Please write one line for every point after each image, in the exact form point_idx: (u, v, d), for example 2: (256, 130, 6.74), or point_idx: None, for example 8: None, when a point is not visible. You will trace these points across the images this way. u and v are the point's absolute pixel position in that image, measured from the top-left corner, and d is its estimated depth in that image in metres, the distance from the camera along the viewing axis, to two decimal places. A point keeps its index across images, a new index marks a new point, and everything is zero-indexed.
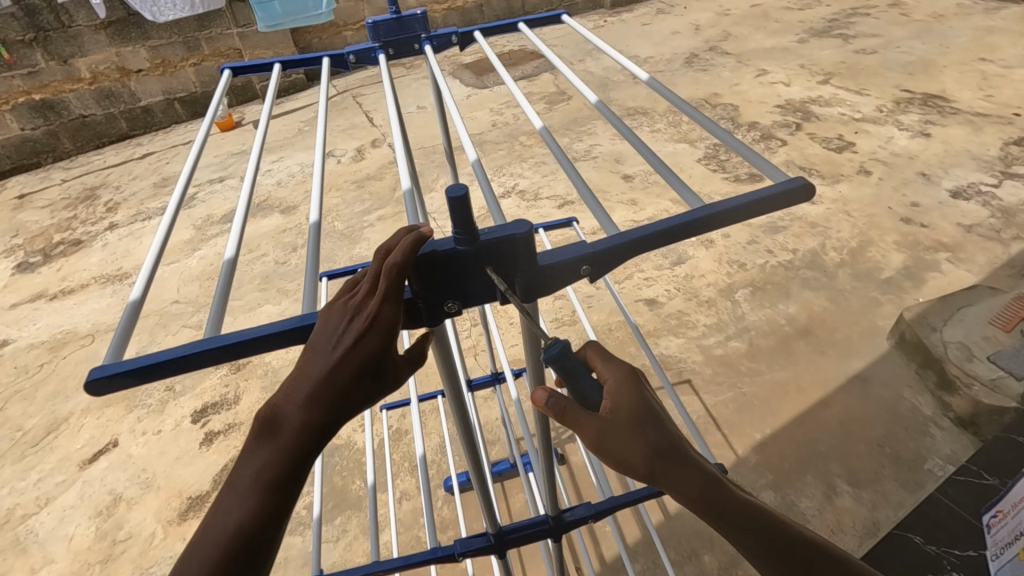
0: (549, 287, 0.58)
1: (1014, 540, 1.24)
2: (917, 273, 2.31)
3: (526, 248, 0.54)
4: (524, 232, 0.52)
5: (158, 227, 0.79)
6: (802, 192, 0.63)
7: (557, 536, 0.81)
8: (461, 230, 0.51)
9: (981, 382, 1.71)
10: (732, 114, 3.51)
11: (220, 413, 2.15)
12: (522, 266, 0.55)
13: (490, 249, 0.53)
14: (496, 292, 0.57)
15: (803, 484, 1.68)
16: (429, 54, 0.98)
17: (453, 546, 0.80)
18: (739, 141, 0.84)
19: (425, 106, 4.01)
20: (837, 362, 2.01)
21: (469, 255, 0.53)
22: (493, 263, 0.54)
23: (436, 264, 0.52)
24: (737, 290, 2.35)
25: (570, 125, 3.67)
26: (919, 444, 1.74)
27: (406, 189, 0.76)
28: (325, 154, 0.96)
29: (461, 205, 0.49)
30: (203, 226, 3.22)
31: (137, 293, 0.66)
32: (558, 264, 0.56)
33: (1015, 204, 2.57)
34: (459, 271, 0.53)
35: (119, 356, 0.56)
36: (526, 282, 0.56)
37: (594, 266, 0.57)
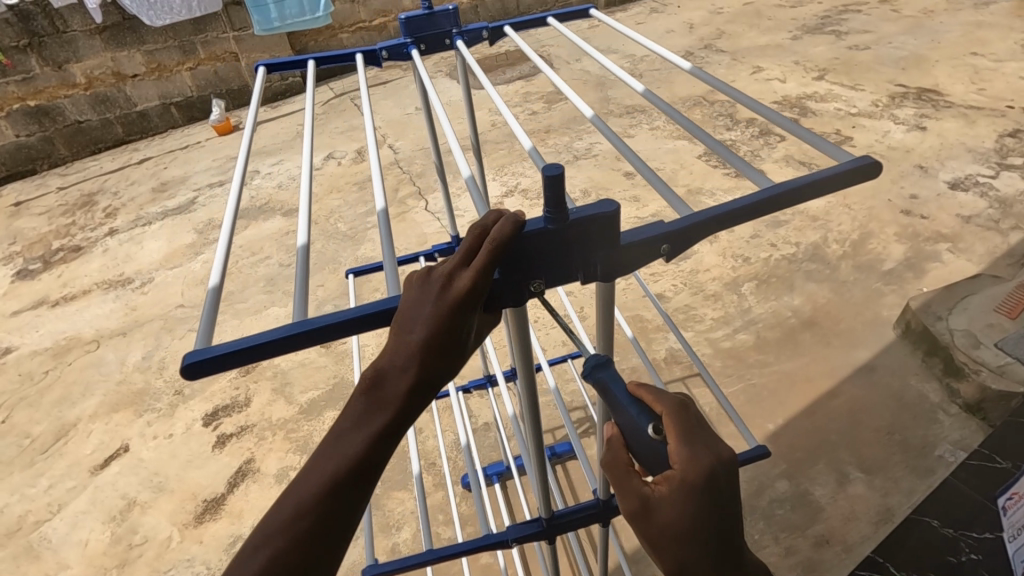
0: (629, 267, 0.60)
1: None
2: (918, 264, 2.35)
3: (610, 227, 0.56)
4: (612, 210, 0.54)
5: (225, 217, 0.78)
6: (867, 168, 0.67)
7: (607, 519, 0.88)
8: (552, 209, 0.53)
9: (988, 368, 1.76)
10: (729, 111, 3.54)
11: (231, 416, 2.14)
12: (604, 246, 0.57)
13: (578, 228, 0.55)
14: (579, 271, 0.59)
15: (816, 472, 1.71)
16: (461, 47, 1.04)
17: (508, 532, 0.87)
18: (783, 117, 0.86)
19: (424, 107, 4.02)
20: (843, 352, 2.04)
21: (559, 234, 0.55)
22: (580, 241, 0.56)
23: (528, 242, 0.54)
24: (742, 283, 2.37)
25: (570, 124, 3.69)
26: (927, 431, 1.77)
27: (471, 178, 0.78)
28: (376, 146, 0.97)
29: (555, 185, 0.51)
30: (205, 230, 3.21)
31: (215, 281, 0.66)
32: (639, 243, 0.59)
33: (1011, 194, 2.62)
34: (548, 249, 0.56)
35: (211, 344, 0.58)
36: (607, 261, 0.58)
37: (672, 244, 0.60)
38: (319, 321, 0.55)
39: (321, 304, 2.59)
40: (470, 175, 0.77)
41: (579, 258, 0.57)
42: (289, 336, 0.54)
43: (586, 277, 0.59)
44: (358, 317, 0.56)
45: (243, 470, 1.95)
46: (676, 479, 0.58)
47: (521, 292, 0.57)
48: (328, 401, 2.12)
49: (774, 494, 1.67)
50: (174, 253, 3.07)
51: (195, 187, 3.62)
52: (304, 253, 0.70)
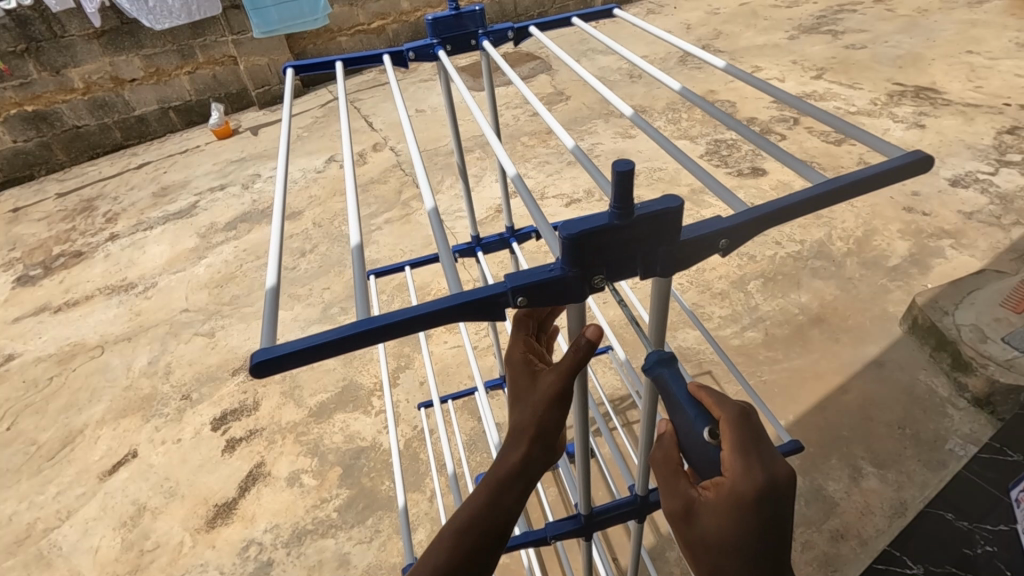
0: (688, 262, 0.61)
1: None
2: (922, 260, 2.37)
3: (673, 222, 0.56)
4: (677, 205, 0.55)
5: (273, 220, 0.80)
6: (917, 163, 0.69)
7: (644, 515, 0.91)
8: (619, 205, 0.53)
9: (996, 362, 1.77)
10: (730, 110, 3.56)
11: (241, 420, 2.13)
12: (666, 241, 0.58)
13: (643, 222, 0.55)
14: (639, 266, 0.59)
15: (829, 467, 1.72)
16: (490, 48, 1.06)
17: (548, 529, 0.91)
18: (822, 111, 0.88)
19: (425, 109, 4.02)
20: (852, 348, 2.05)
21: (626, 228, 0.55)
22: (644, 236, 0.56)
23: (594, 238, 0.55)
24: (749, 281, 2.39)
25: (571, 125, 3.70)
26: (938, 425, 1.78)
27: (517, 177, 0.82)
28: (415, 145, 0.99)
29: (625, 180, 0.52)
30: (207, 234, 3.19)
31: (272, 281, 0.68)
32: (700, 237, 0.59)
33: (1011, 190, 2.64)
34: (614, 245, 0.56)
35: (274, 341, 0.60)
36: (667, 257, 0.59)
37: (731, 240, 0.61)
38: (379, 320, 0.56)
39: (328, 307, 2.58)
40: (517, 175, 0.81)
41: (640, 254, 0.58)
42: (350, 330, 0.55)
43: (645, 272, 0.60)
44: (416, 313, 0.56)
45: (254, 474, 1.95)
46: (725, 488, 0.57)
47: (584, 287, 0.59)
48: (339, 404, 2.12)
49: None
50: (177, 257, 3.06)
51: (196, 191, 3.61)
52: (357, 252, 0.72)
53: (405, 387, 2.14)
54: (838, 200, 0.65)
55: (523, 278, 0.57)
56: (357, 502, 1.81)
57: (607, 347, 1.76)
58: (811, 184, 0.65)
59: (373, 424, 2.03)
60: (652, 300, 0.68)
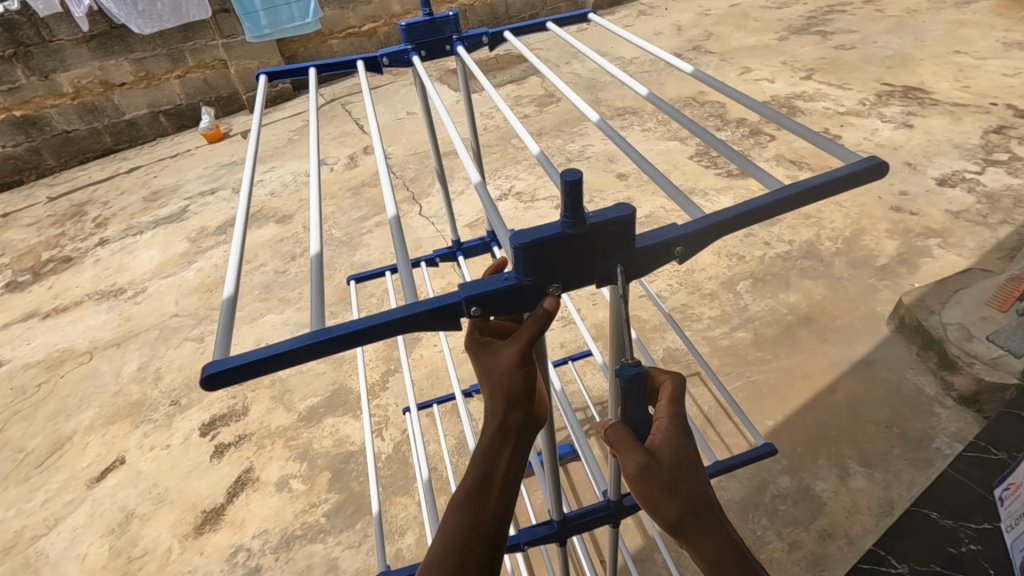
0: (644, 269, 0.61)
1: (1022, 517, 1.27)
2: (910, 259, 2.38)
3: (627, 231, 0.57)
4: (629, 214, 0.55)
5: (236, 230, 0.80)
6: (871, 169, 0.70)
7: (619, 519, 0.92)
8: (571, 214, 0.54)
9: (981, 361, 1.78)
10: (720, 112, 3.58)
11: (230, 425, 2.13)
12: (619, 249, 0.58)
13: (596, 231, 0.56)
14: (595, 275, 0.60)
15: (817, 467, 1.73)
16: (463, 53, 1.07)
17: (522, 536, 0.91)
18: (783, 116, 0.89)
19: (416, 112, 4.02)
20: (840, 348, 2.06)
21: (579, 238, 0.56)
22: (599, 244, 0.57)
23: (549, 247, 0.55)
24: (738, 282, 2.40)
25: (562, 126, 3.71)
26: (925, 424, 1.79)
27: (479, 184, 0.82)
28: (383, 151, 1.00)
29: (575, 190, 0.52)
30: (198, 238, 3.18)
31: (230, 292, 0.68)
32: (655, 245, 0.60)
33: (998, 189, 2.66)
34: (568, 254, 0.57)
35: (229, 353, 0.59)
36: (624, 265, 0.60)
37: (686, 248, 0.62)
38: (350, 326, 0.56)
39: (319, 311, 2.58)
40: (479, 182, 0.81)
41: (596, 262, 0.59)
42: (311, 339, 0.55)
43: (602, 279, 0.61)
44: (379, 321, 0.56)
45: (243, 479, 1.94)
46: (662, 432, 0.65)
47: (540, 295, 0.59)
48: (328, 408, 2.12)
49: (776, 490, 1.69)
50: (167, 262, 3.05)
51: (187, 196, 3.60)
52: (318, 262, 0.72)
53: (394, 391, 2.13)
54: (796, 207, 0.66)
55: (480, 287, 0.58)
56: (346, 506, 1.81)
57: (592, 349, 1.77)
58: (769, 191, 0.66)
59: (363, 427, 2.03)
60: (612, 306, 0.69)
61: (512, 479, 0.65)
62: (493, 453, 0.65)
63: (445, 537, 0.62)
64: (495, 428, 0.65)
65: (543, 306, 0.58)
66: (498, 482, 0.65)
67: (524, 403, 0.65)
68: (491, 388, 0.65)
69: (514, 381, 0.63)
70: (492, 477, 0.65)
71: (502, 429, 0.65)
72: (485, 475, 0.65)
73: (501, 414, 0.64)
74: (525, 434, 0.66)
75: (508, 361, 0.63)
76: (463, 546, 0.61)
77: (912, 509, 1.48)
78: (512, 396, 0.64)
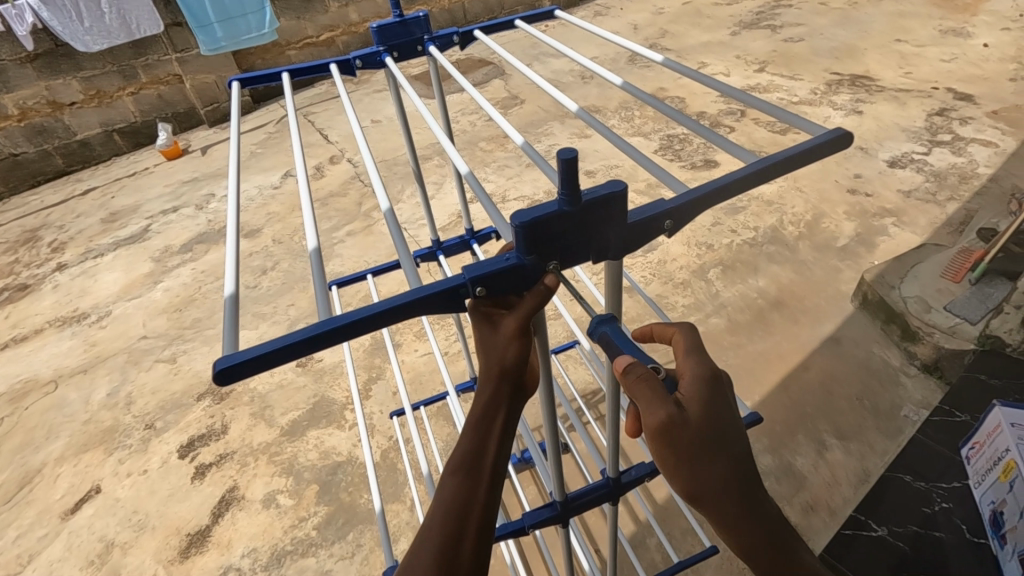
0: (637, 244, 0.64)
1: (994, 465, 1.37)
2: (868, 239, 2.49)
3: (619, 207, 0.59)
4: (621, 191, 0.58)
5: (229, 231, 0.79)
6: (838, 142, 0.74)
7: (616, 497, 0.94)
8: (566, 192, 0.56)
9: (940, 330, 1.87)
10: (680, 106, 3.67)
11: (210, 445, 2.08)
12: (612, 226, 0.61)
13: (591, 208, 0.58)
14: (591, 252, 0.62)
15: (796, 443, 1.79)
16: (437, 53, 1.08)
17: (525, 520, 0.92)
18: (756, 99, 0.93)
19: (380, 119, 4.00)
20: (809, 327, 2.14)
21: (574, 215, 0.58)
22: (593, 221, 0.59)
23: (546, 225, 0.57)
24: (708, 270, 2.47)
25: (528, 127, 3.75)
26: (892, 394, 1.88)
27: (469, 175, 0.83)
28: (367, 149, 1.00)
29: (569, 169, 0.55)
30: (162, 258, 3.10)
31: (232, 289, 0.68)
32: (646, 220, 0.62)
33: (944, 168, 2.80)
34: (566, 230, 0.59)
35: (238, 347, 0.60)
36: (617, 241, 0.62)
37: (675, 221, 0.64)
38: (353, 315, 0.56)
39: (294, 323, 2.55)
40: (470, 174, 0.82)
41: (592, 238, 0.61)
42: (316, 330, 0.55)
43: (598, 256, 0.63)
44: (386, 307, 0.57)
45: (227, 499, 1.90)
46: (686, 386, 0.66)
47: (540, 271, 0.61)
48: (311, 421, 2.09)
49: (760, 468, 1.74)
50: (132, 283, 2.96)
51: (148, 215, 3.50)
52: (317, 256, 0.73)
53: (378, 398, 2.12)
54: (771, 178, 0.69)
55: (482, 268, 0.59)
56: (336, 516, 1.79)
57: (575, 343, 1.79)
58: (748, 165, 0.68)
59: (349, 437, 2.02)
60: (608, 284, 0.71)
61: (504, 456, 0.67)
62: (485, 424, 0.67)
63: (439, 507, 0.64)
64: (488, 401, 0.66)
65: (543, 283, 0.61)
66: (490, 458, 0.66)
67: (516, 377, 0.66)
68: (486, 363, 0.66)
69: (509, 353, 0.64)
70: (484, 451, 0.66)
71: (495, 403, 0.66)
72: (479, 449, 0.66)
73: (494, 386, 0.66)
74: (514, 408, 0.68)
75: (504, 334, 0.63)
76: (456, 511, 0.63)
77: (888, 476, 1.55)
78: (502, 369, 0.65)
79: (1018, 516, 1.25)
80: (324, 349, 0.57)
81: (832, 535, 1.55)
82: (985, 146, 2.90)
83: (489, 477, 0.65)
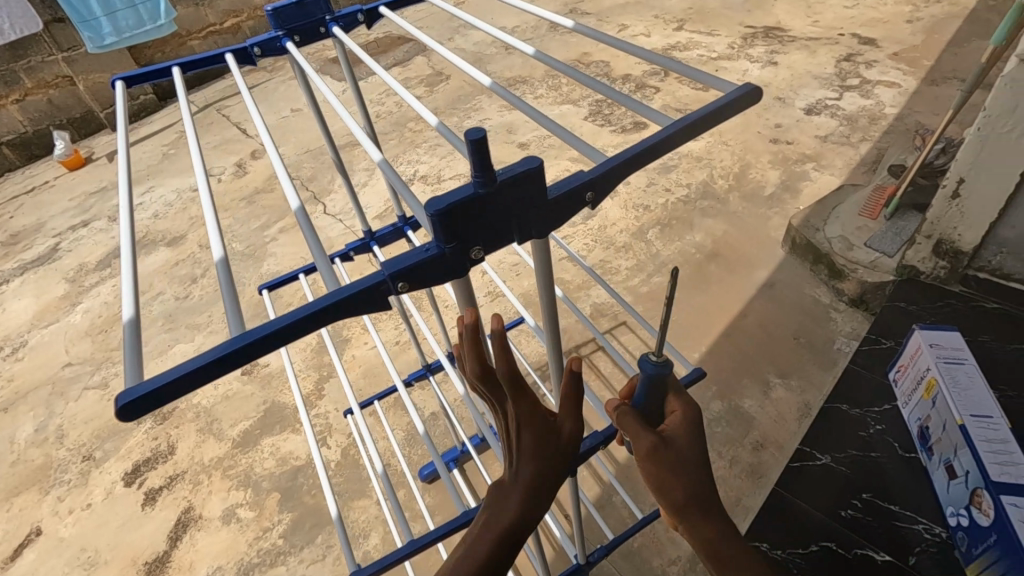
0: (559, 219, 0.63)
1: (917, 384, 1.48)
2: (792, 185, 2.60)
3: (535, 183, 0.58)
4: (536, 166, 0.56)
5: (123, 249, 0.73)
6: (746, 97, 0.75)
7: None
8: (479, 173, 0.53)
9: (863, 265, 1.99)
10: (605, 70, 3.68)
11: (157, 468, 1.98)
12: (530, 204, 0.59)
13: (507, 187, 0.56)
14: (514, 233, 0.61)
15: (742, 386, 1.88)
16: (341, 33, 1.02)
17: (486, 505, 0.87)
18: (668, 61, 0.92)
19: (301, 107, 3.82)
20: (745, 275, 2.23)
21: (491, 196, 0.56)
22: (512, 201, 0.58)
23: (463, 209, 0.55)
24: (647, 230, 2.52)
25: (455, 103, 3.67)
26: (825, 330, 1.99)
27: (384, 165, 0.79)
28: (274, 144, 0.94)
29: (480, 148, 0.52)
30: (77, 277, 2.87)
31: (130, 312, 0.63)
32: (565, 194, 0.61)
33: (854, 111, 2.95)
34: (485, 213, 0.57)
35: (142, 376, 0.56)
36: (539, 219, 0.61)
37: (594, 192, 0.64)
38: (268, 326, 0.53)
39: None
40: (383, 163, 0.78)
41: (513, 217, 0.59)
42: (229, 346, 0.52)
43: (522, 235, 0.62)
44: (306, 313, 0.54)
45: (183, 521, 1.82)
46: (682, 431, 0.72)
47: (463, 257, 0.59)
48: (264, 429, 2.02)
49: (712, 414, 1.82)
50: (47, 308, 2.74)
51: (55, 232, 3.22)
52: (225, 266, 0.68)
53: (331, 397, 2.07)
54: (688, 139, 0.69)
55: (403, 261, 0.57)
56: (302, 521, 1.75)
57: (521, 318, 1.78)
58: (663, 127, 0.68)
59: (307, 439, 1.96)
60: (536, 262, 0.69)
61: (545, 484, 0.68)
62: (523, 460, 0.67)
63: (483, 536, 0.64)
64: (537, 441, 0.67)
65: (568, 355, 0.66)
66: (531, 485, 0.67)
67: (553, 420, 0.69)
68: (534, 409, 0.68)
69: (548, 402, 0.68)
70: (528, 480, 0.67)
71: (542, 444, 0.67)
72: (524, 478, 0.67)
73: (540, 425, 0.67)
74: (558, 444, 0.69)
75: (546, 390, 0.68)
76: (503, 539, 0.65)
77: (827, 407, 1.64)
78: (538, 409, 0.67)
79: (941, 428, 1.36)
80: (246, 363, 0.54)
81: (782, 468, 1.64)
82: (889, 87, 3.06)
83: (535, 508, 0.67)
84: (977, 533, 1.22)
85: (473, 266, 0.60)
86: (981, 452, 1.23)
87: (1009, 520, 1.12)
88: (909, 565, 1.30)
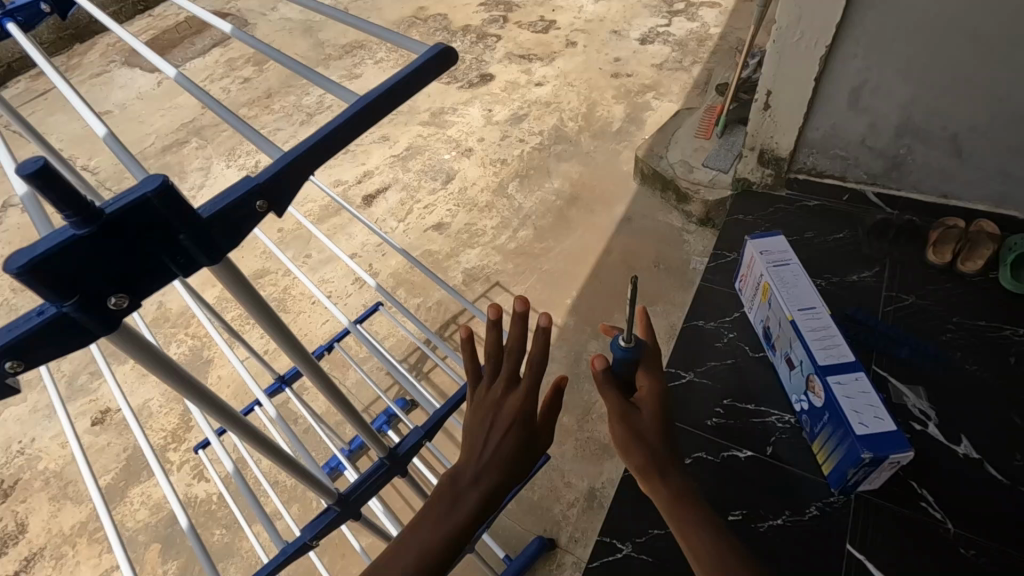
0: (232, 238, 0.52)
1: (756, 289, 1.59)
2: (637, 116, 2.67)
3: (167, 206, 0.46)
4: (155, 189, 0.45)
5: None
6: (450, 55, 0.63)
7: (396, 473, 0.94)
8: (63, 214, 0.41)
9: (703, 185, 2.10)
10: (443, 24, 3.54)
11: (7, 553, 1.73)
12: (174, 229, 0.48)
13: (122, 221, 0.45)
14: (165, 265, 0.50)
15: (613, 321, 1.95)
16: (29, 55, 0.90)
17: (303, 536, 0.86)
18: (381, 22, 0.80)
19: (111, 109, 3.35)
20: (604, 213, 2.29)
21: (100, 234, 0.44)
22: (138, 232, 0.46)
23: (60, 258, 0.43)
24: (507, 185, 2.50)
25: (291, 80, 3.38)
26: (681, 252, 2.10)
27: (25, 195, 0.63)
28: None
29: (47, 182, 0.40)
30: None
31: None
32: (225, 208, 0.50)
33: (684, 35, 3.05)
34: (100, 254, 0.45)
35: None
36: (196, 243, 0.50)
37: (269, 200, 0.52)
38: None
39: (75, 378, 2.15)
40: (20, 193, 0.63)
41: (154, 249, 0.48)
42: None
43: (183, 265, 0.51)
44: None
45: None
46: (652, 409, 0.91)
47: (98, 308, 0.47)
48: (129, 478, 1.82)
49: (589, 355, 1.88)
50: None
51: None
52: None
53: (202, 425, 1.90)
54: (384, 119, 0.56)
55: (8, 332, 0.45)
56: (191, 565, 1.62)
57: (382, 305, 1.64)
58: (346, 107, 0.54)
59: (181, 477, 1.80)
60: (225, 283, 0.61)
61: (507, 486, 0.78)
62: (493, 463, 0.78)
63: (449, 516, 0.74)
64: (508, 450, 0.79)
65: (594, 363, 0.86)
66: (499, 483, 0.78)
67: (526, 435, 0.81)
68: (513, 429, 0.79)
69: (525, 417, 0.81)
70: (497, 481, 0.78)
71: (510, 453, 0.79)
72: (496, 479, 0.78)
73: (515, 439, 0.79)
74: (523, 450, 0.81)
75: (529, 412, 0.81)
76: (467, 526, 0.74)
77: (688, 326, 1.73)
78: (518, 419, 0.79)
79: (778, 326, 1.49)
80: None
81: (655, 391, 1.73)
82: (711, 7, 3.19)
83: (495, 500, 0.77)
84: (815, 414, 1.35)
85: (121, 316, 0.49)
86: (808, 341, 1.36)
87: (835, 396, 1.25)
88: (768, 455, 1.42)
